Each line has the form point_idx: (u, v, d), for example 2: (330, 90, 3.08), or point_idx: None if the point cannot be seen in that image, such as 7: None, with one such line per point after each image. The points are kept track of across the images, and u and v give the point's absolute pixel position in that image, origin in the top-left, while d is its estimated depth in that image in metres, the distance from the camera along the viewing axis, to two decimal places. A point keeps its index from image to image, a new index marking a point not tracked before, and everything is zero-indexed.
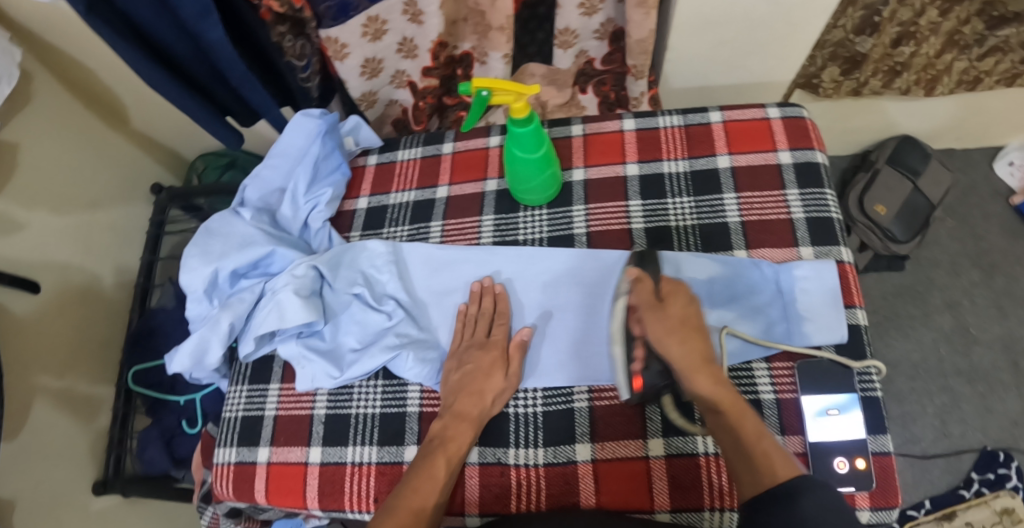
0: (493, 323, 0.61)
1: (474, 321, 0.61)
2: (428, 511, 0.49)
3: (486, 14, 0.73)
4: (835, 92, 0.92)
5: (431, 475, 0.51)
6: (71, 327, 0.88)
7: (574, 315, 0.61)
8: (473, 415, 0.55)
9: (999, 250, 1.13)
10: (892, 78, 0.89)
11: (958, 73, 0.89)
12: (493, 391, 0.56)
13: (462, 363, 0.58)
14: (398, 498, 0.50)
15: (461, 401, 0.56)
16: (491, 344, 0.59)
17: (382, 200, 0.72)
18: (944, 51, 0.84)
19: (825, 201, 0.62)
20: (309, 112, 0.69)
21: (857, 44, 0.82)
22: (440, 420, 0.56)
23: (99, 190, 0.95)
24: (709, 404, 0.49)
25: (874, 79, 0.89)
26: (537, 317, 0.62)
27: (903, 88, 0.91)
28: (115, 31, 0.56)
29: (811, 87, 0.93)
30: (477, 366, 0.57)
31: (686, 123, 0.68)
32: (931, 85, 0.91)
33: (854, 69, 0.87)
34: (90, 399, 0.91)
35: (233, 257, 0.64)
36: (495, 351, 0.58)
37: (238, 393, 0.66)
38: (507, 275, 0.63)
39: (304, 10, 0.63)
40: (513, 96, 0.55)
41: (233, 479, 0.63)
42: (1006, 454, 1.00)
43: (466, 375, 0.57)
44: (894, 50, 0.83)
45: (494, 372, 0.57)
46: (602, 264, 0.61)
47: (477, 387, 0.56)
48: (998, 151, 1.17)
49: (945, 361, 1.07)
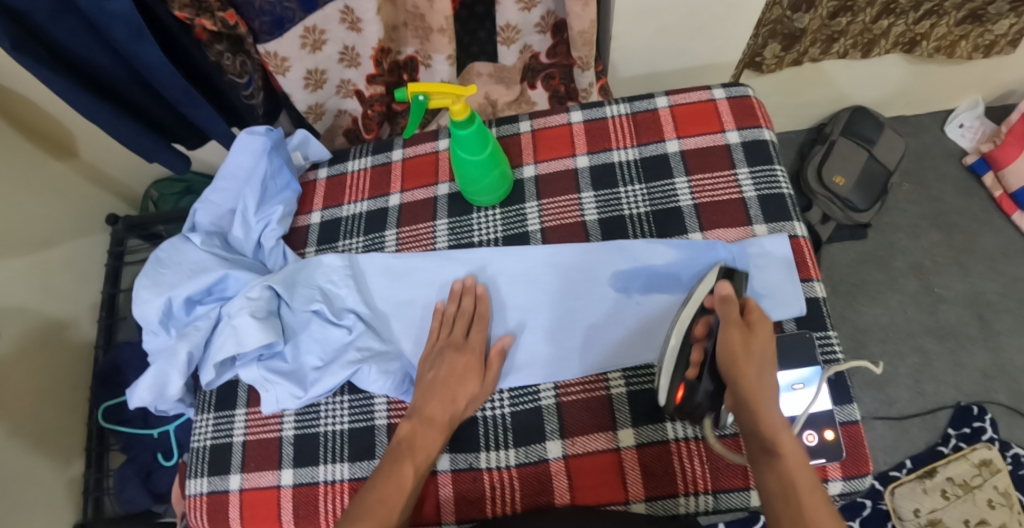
0: (473, 326, 0.60)
1: (453, 320, 0.60)
2: (399, 517, 0.49)
3: (426, 17, 0.72)
4: (778, 66, 0.93)
5: (399, 483, 0.51)
6: (32, 372, 0.84)
7: (545, 311, 0.61)
8: (441, 421, 0.55)
9: (956, 209, 1.15)
10: (830, 46, 0.91)
11: (895, 35, 0.90)
12: (466, 396, 0.56)
13: (435, 367, 0.58)
14: (362, 508, 0.49)
15: (430, 405, 0.55)
16: (468, 347, 0.58)
17: (336, 213, 0.71)
18: (881, 18, 0.86)
19: (775, 178, 0.62)
20: (253, 130, 0.66)
21: (795, 21, 0.83)
22: (408, 423, 0.55)
23: (52, 227, 0.91)
24: (764, 442, 0.45)
25: (812, 49, 0.91)
26: (517, 318, 0.61)
27: (841, 52, 0.93)
28: (47, 65, 0.54)
29: (755, 65, 0.94)
30: (451, 370, 0.57)
31: (633, 111, 0.69)
32: (869, 47, 0.93)
33: (793, 43, 0.88)
34: (60, 442, 0.88)
35: (185, 285, 0.62)
36: (469, 356, 0.58)
37: (204, 422, 0.64)
38: (487, 275, 0.63)
39: (237, 26, 0.61)
40: (451, 99, 0.54)
41: (207, 510, 0.61)
42: (979, 407, 1.02)
43: (438, 378, 0.57)
44: (832, 22, 0.85)
45: (467, 378, 0.56)
46: (561, 261, 0.61)
47: (450, 393, 0.56)
48: (948, 114, 1.20)
49: (913, 321, 1.09)
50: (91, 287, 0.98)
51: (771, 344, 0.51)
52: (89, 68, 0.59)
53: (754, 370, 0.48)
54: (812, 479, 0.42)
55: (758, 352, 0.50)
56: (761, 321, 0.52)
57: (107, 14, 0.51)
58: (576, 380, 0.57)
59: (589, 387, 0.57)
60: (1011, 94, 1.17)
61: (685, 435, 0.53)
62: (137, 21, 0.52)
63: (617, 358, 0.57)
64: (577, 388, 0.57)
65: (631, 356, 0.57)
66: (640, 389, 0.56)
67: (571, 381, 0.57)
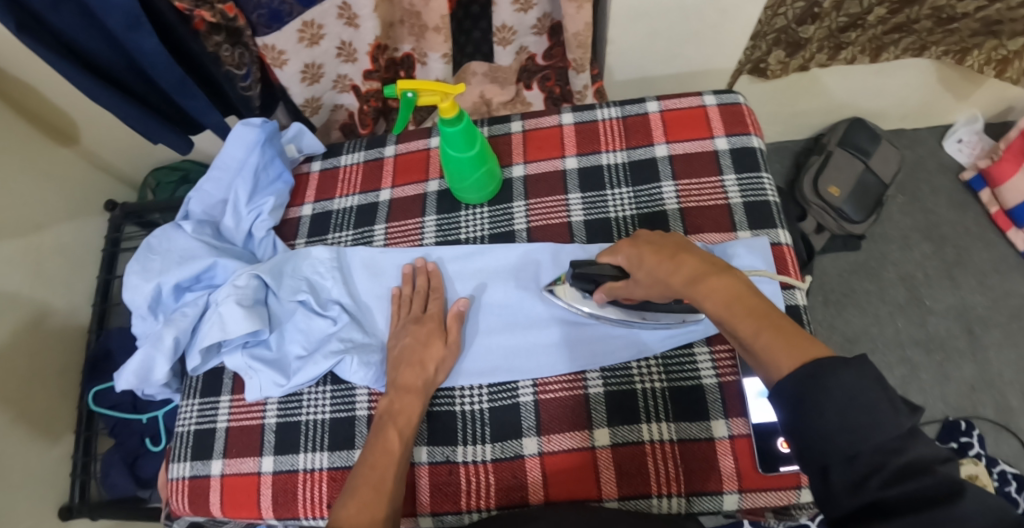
0: (429, 298, 0.61)
1: (409, 301, 0.62)
2: (389, 483, 0.50)
3: (422, 15, 0.73)
4: (784, 72, 0.91)
5: (386, 448, 0.52)
6: (26, 355, 0.86)
7: (505, 292, 0.62)
8: (418, 386, 0.56)
9: (949, 223, 1.15)
10: (838, 52, 0.89)
11: (905, 44, 0.88)
12: (434, 360, 0.57)
13: (400, 339, 0.59)
14: (357, 477, 0.50)
15: (404, 374, 0.56)
16: (427, 318, 0.60)
17: (327, 206, 0.72)
18: (891, 33, 0.87)
19: (761, 184, 0.63)
20: (249, 122, 0.68)
21: (800, 32, 0.85)
22: (385, 396, 0.57)
23: (47, 210, 0.92)
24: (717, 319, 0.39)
25: (820, 54, 0.89)
26: (472, 291, 0.63)
27: (850, 60, 0.90)
28: (47, 47, 0.55)
29: (760, 71, 0.93)
30: (414, 338, 0.58)
31: (623, 114, 0.69)
32: (878, 52, 0.90)
33: (798, 50, 0.88)
34: (53, 421, 0.89)
35: (174, 271, 0.63)
36: (430, 324, 0.59)
37: (190, 407, 0.65)
38: (439, 255, 0.65)
39: (237, 19, 0.63)
40: (439, 96, 0.55)
41: (188, 493, 0.62)
42: (967, 422, 1.02)
43: (406, 348, 0.58)
44: (841, 35, 0.87)
45: (431, 342, 0.58)
46: (520, 262, 0.63)
47: (418, 358, 0.57)
48: (947, 129, 1.20)
49: (902, 333, 1.09)
50: (84, 274, 0.99)
51: (648, 243, 0.48)
52: (90, 56, 0.60)
53: (667, 262, 0.44)
54: (756, 310, 0.37)
55: (659, 245, 0.46)
56: (626, 246, 0.50)
57: (105, 3, 0.52)
58: (553, 378, 0.58)
59: (568, 385, 0.57)
60: (1011, 111, 1.15)
61: (661, 437, 0.54)
62: (136, 11, 0.54)
63: (594, 356, 0.57)
64: (556, 385, 0.57)
65: (609, 355, 0.57)
66: (618, 389, 0.56)
67: (549, 378, 0.58)
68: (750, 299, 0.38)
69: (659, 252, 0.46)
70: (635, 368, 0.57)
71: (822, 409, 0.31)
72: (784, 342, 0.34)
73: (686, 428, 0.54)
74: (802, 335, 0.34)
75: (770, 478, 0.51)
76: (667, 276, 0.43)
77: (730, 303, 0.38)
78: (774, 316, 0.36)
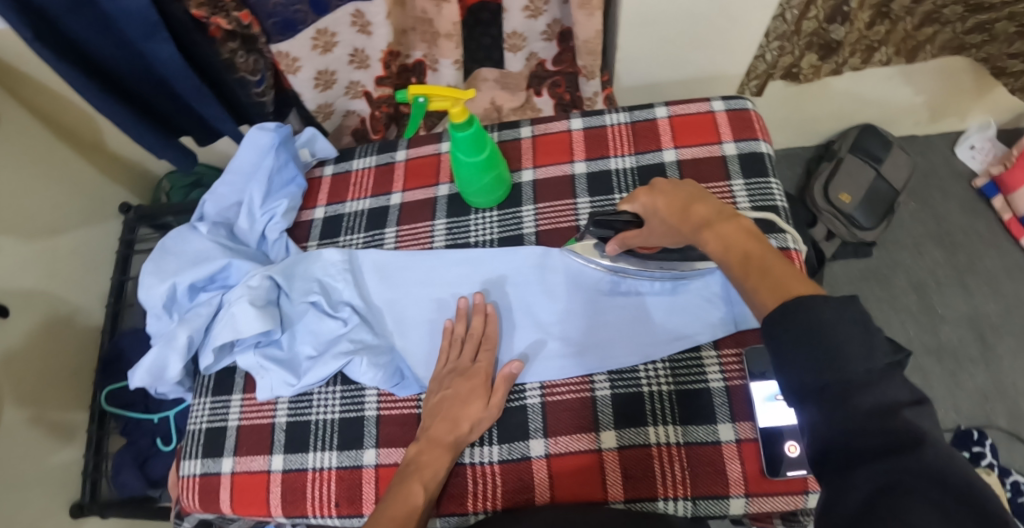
0: (480, 348, 0.60)
1: (461, 342, 0.60)
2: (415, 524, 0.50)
3: (433, 22, 0.75)
4: (815, 76, 0.89)
5: (407, 500, 0.51)
6: (43, 356, 0.88)
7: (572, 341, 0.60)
8: (447, 441, 0.55)
9: (961, 229, 1.14)
10: (870, 55, 0.87)
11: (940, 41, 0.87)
12: (470, 419, 0.55)
13: (443, 387, 0.58)
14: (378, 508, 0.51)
15: (436, 426, 0.55)
16: (476, 372, 0.58)
17: (339, 209, 0.73)
18: (924, 26, 0.84)
19: (769, 189, 0.63)
20: (263, 126, 0.69)
21: (831, 32, 0.80)
22: (415, 445, 0.55)
23: (63, 214, 0.94)
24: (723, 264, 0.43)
25: (853, 59, 0.86)
26: (529, 347, 0.60)
27: (882, 60, 0.89)
28: (65, 59, 0.57)
29: (792, 76, 0.91)
30: (457, 391, 0.57)
31: (632, 120, 0.70)
32: (913, 52, 0.90)
33: (831, 54, 0.84)
34: (66, 420, 0.91)
35: (188, 272, 0.65)
36: (477, 379, 0.57)
37: (202, 405, 0.66)
38: (495, 296, 0.63)
39: (252, 26, 0.64)
40: (450, 102, 0.55)
41: (199, 490, 0.63)
42: (980, 432, 1.00)
43: (445, 399, 0.57)
44: (869, 30, 0.81)
45: (473, 400, 0.56)
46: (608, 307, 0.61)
47: (453, 414, 0.56)
48: (958, 136, 1.19)
49: (913, 341, 1.08)
50: (100, 275, 1.01)
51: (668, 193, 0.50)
52: (107, 64, 0.62)
53: (680, 210, 0.48)
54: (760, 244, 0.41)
55: (673, 196, 0.49)
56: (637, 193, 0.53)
57: (123, 11, 0.53)
58: (561, 381, 0.58)
59: (575, 388, 0.57)
60: None
61: (667, 441, 0.54)
62: (152, 19, 0.55)
63: (602, 360, 0.58)
64: (564, 388, 0.58)
65: (618, 359, 0.57)
66: (625, 393, 0.56)
67: (557, 381, 0.58)
68: (753, 241, 0.42)
69: (672, 205, 0.49)
70: (642, 370, 0.57)
71: (799, 364, 0.32)
72: (772, 287, 0.37)
73: (693, 432, 0.54)
74: (790, 276, 0.37)
75: (776, 483, 0.51)
76: (681, 225, 0.47)
77: (736, 240, 0.42)
78: (768, 255, 0.40)
